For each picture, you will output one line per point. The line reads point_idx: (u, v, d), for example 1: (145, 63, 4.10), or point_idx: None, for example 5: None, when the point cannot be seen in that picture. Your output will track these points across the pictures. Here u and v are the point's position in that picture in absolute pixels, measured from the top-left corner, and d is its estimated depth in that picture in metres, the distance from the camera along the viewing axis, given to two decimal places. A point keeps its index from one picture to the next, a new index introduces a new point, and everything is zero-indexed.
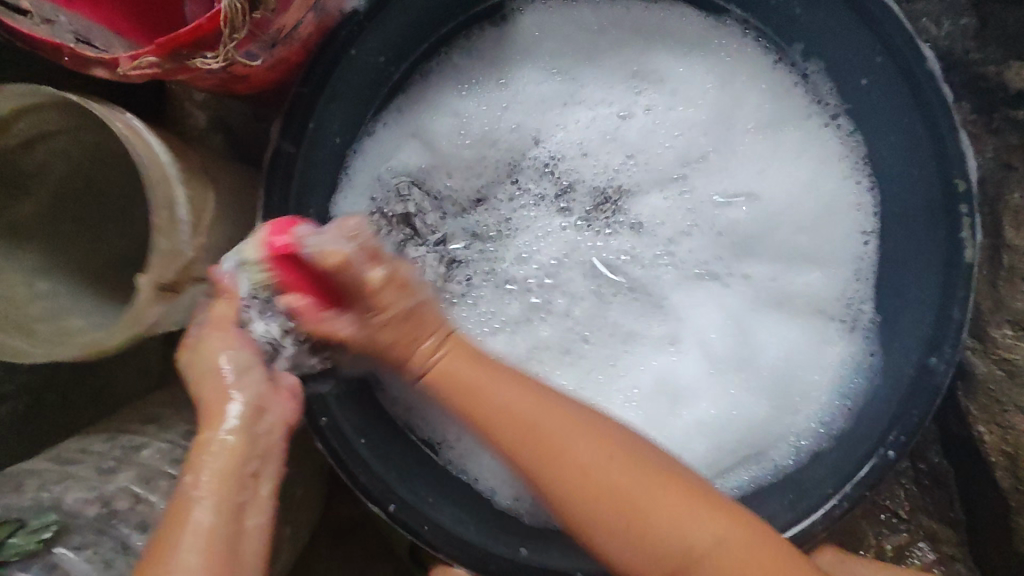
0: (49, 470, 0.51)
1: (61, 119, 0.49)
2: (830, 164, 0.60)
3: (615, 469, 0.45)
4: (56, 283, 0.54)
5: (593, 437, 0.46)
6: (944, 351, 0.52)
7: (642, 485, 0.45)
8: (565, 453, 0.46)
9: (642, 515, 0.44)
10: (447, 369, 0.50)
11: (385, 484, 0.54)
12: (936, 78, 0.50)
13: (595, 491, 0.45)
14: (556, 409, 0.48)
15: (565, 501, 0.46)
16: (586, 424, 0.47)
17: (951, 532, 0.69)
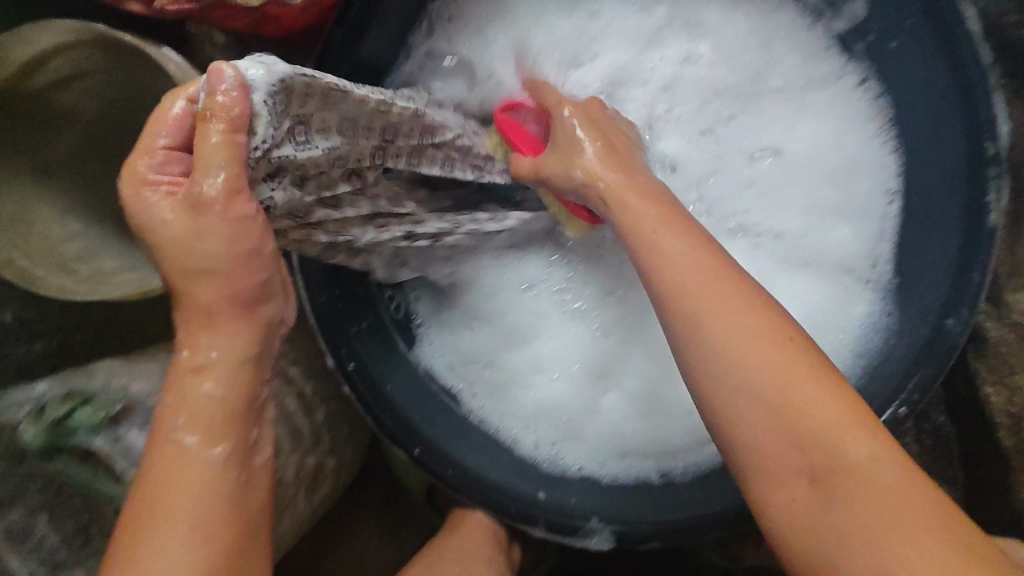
0: (118, 364, 0.56)
1: (99, 57, 0.47)
2: (858, 126, 0.61)
3: (795, 376, 0.36)
4: (89, 224, 0.54)
5: (766, 342, 0.37)
6: (962, 313, 0.53)
7: (813, 394, 0.36)
8: (746, 362, 0.37)
9: (797, 413, 0.36)
10: (665, 255, 0.40)
11: (410, 428, 0.56)
12: (975, 38, 0.50)
13: (768, 403, 0.36)
14: (755, 322, 0.38)
15: (727, 397, 0.37)
16: (743, 313, 0.38)
17: (949, 491, 0.71)
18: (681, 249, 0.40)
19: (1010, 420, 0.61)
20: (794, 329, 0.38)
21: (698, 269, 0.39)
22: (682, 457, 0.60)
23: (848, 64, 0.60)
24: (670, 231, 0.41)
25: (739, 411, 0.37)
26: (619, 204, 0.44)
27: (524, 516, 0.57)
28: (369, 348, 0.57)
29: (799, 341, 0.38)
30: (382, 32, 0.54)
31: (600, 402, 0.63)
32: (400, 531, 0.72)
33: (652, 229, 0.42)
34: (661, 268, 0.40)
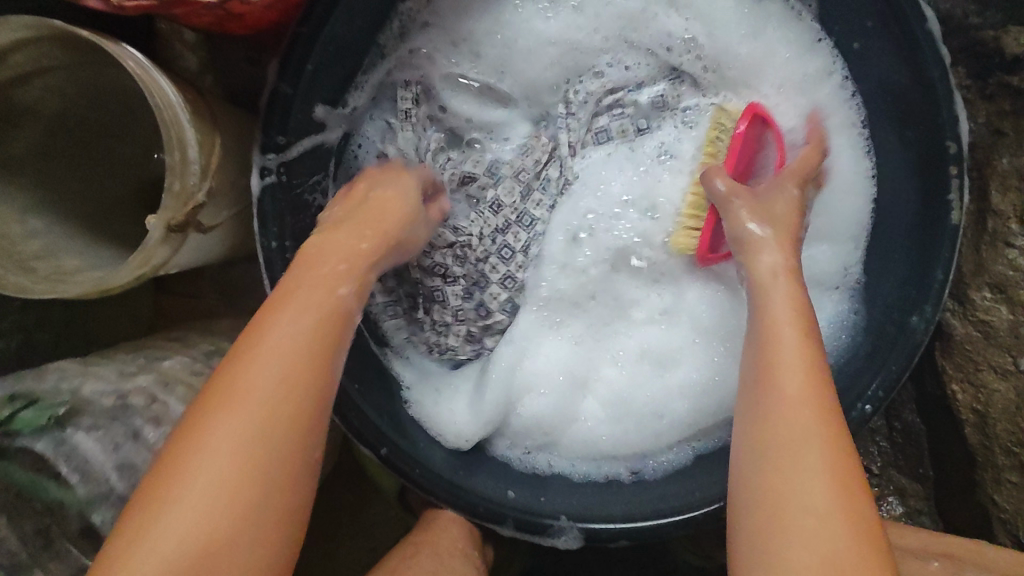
0: (72, 367, 0.53)
1: (64, 55, 0.47)
2: (837, 127, 0.59)
3: (816, 503, 0.37)
4: (51, 223, 0.53)
5: (825, 444, 0.39)
6: (926, 310, 0.54)
7: (828, 517, 0.36)
8: (786, 470, 0.39)
9: (777, 507, 0.38)
10: (780, 344, 0.44)
11: (378, 430, 0.56)
12: (935, 37, 0.50)
13: (778, 509, 0.38)
14: (811, 444, 0.39)
15: (747, 487, 0.40)
16: (810, 430, 0.40)
17: (919, 487, 0.72)
18: (785, 299, 0.47)
19: (975, 417, 0.62)
20: (853, 466, 0.39)
21: (795, 359, 0.43)
22: (653, 459, 0.61)
23: (832, 64, 0.57)
24: (784, 276, 0.49)
25: (761, 474, 0.40)
26: (769, 281, 0.49)
27: (495, 516, 0.57)
28: None
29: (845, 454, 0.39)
30: (347, 30, 0.54)
31: (580, 409, 0.63)
32: (373, 533, 0.72)
33: (782, 321, 0.45)
34: (775, 344, 0.44)
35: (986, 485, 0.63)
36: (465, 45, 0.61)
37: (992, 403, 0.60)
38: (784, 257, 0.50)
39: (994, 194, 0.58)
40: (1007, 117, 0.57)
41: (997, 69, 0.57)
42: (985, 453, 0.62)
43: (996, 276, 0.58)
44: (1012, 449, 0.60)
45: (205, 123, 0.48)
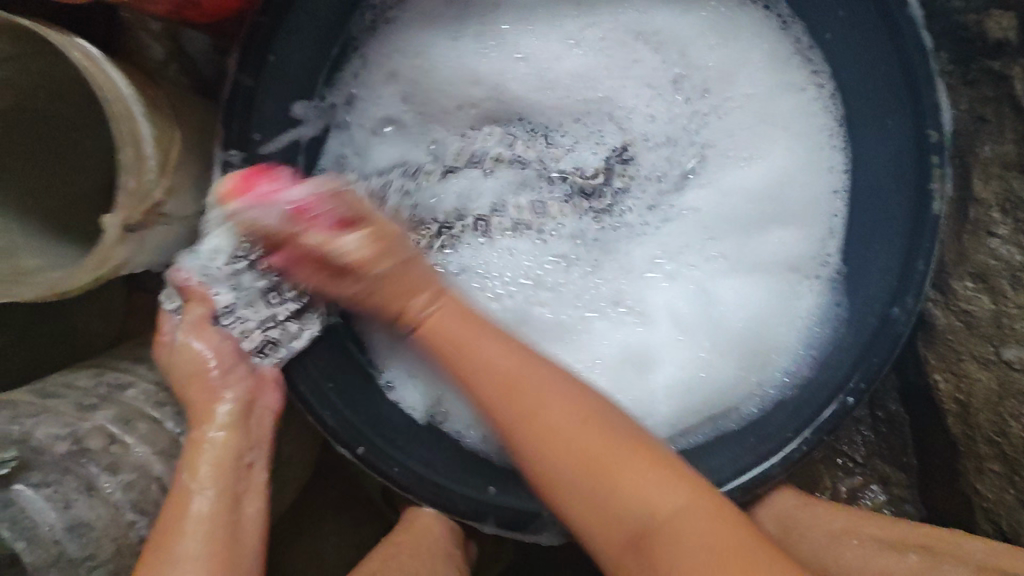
0: (24, 403, 0.49)
1: (13, 46, 0.45)
2: (813, 131, 0.59)
3: (597, 494, 0.42)
4: (8, 221, 0.52)
5: (578, 421, 0.44)
6: (907, 301, 0.53)
7: (597, 445, 0.43)
8: (616, 476, 0.41)
9: (620, 491, 0.41)
10: (429, 318, 0.52)
11: (355, 428, 0.55)
12: (917, 25, 0.49)
13: (598, 519, 0.42)
14: (552, 423, 0.44)
15: (571, 516, 0.43)
16: (507, 372, 0.47)
17: (903, 475, 0.72)
18: (499, 352, 0.48)
19: (957, 407, 0.62)
20: (600, 411, 0.45)
21: (496, 373, 0.47)
22: None
23: (812, 74, 0.58)
24: (497, 341, 0.49)
25: (580, 496, 0.42)
26: (435, 328, 0.52)
27: (473, 514, 0.56)
28: (314, 347, 0.56)
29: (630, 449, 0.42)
30: (314, 17, 0.52)
31: None
32: (354, 531, 0.71)
33: (461, 343, 0.50)
34: (468, 353, 0.49)
35: (969, 473, 0.63)
36: (424, 55, 0.60)
37: (973, 394, 0.60)
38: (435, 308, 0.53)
39: (976, 181, 0.58)
40: (989, 103, 0.56)
41: (979, 54, 0.56)
42: (967, 442, 0.62)
43: (979, 264, 0.58)
44: (992, 439, 0.59)
45: (164, 117, 0.47)
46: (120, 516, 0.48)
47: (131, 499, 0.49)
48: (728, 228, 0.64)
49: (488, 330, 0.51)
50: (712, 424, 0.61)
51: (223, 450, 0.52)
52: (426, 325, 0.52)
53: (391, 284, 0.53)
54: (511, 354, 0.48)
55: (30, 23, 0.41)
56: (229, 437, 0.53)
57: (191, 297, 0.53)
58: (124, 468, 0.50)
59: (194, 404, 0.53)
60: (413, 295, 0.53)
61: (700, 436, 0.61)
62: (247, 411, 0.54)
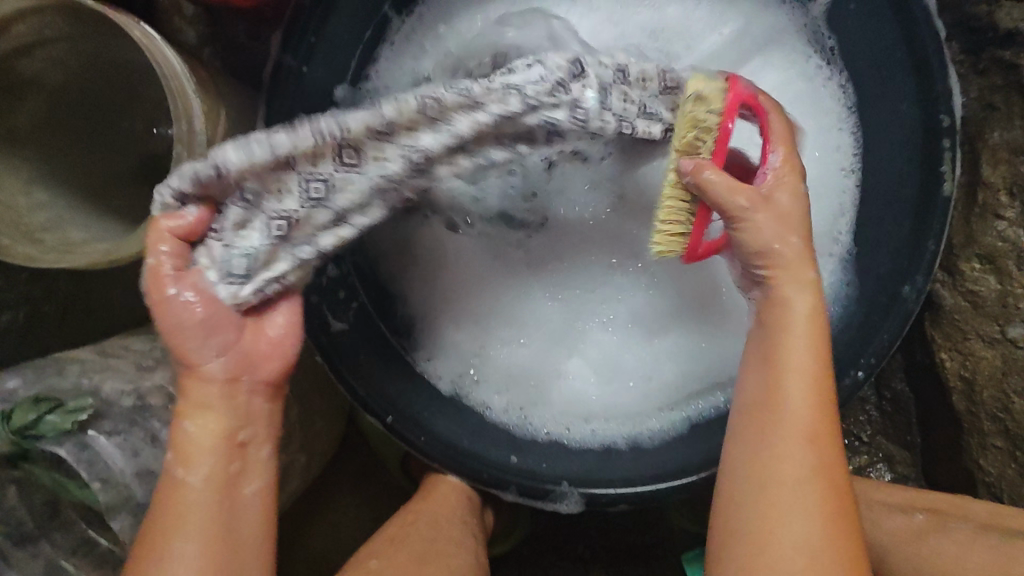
0: (91, 360, 0.54)
1: (66, 25, 0.47)
2: (830, 109, 0.60)
3: (788, 466, 0.44)
4: (57, 196, 0.53)
5: (831, 488, 0.43)
6: (917, 280, 0.56)
7: (795, 490, 0.43)
8: (777, 463, 0.44)
9: (777, 517, 0.43)
10: (790, 312, 0.47)
11: (385, 398, 0.57)
12: (931, 13, 0.51)
13: (762, 481, 0.44)
14: (820, 442, 0.44)
15: (741, 467, 0.46)
16: (820, 425, 0.45)
17: (907, 454, 0.74)
18: (807, 387, 0.45)
19: (962, 384, 0.64)
20: (832, 442, 0.45)
21: (796, 404, 0.45)
22: (648, 428, 0.61)
23: (817, 54, 0.59)
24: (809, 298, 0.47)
25: (763, 445, 0.45)
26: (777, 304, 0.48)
27: (499, 479, 0.58)
28: (354, 318, 0.58)
29: (826, 451, 0.44)
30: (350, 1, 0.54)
31: (565, 366, 0.64)
32: (376, 502, 0.73)
33: (784, 363, 0.46)
34: (778, 378, 0.46)
35: (972, 449, 0.65)
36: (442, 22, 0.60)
37: (978, 371, 0.62)
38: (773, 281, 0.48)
39: (984, 167, 0.60)
40: (998, 91, 0.58)
41: (989, 44, 0.58)
42: (971, 419, 0.64)
43: (985, 247, 0.60)
44: (997, 414, 0.62)
45: (210, 96, 0.49)
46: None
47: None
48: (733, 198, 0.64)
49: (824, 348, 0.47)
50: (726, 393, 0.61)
51: (212, 430, 0.45)
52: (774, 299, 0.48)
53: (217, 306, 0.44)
54: (825, 383, 0.46)
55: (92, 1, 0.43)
56: (221, 415, 0.46)
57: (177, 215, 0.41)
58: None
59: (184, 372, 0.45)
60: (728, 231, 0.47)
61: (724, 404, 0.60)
62: (231, 384, 0.46)
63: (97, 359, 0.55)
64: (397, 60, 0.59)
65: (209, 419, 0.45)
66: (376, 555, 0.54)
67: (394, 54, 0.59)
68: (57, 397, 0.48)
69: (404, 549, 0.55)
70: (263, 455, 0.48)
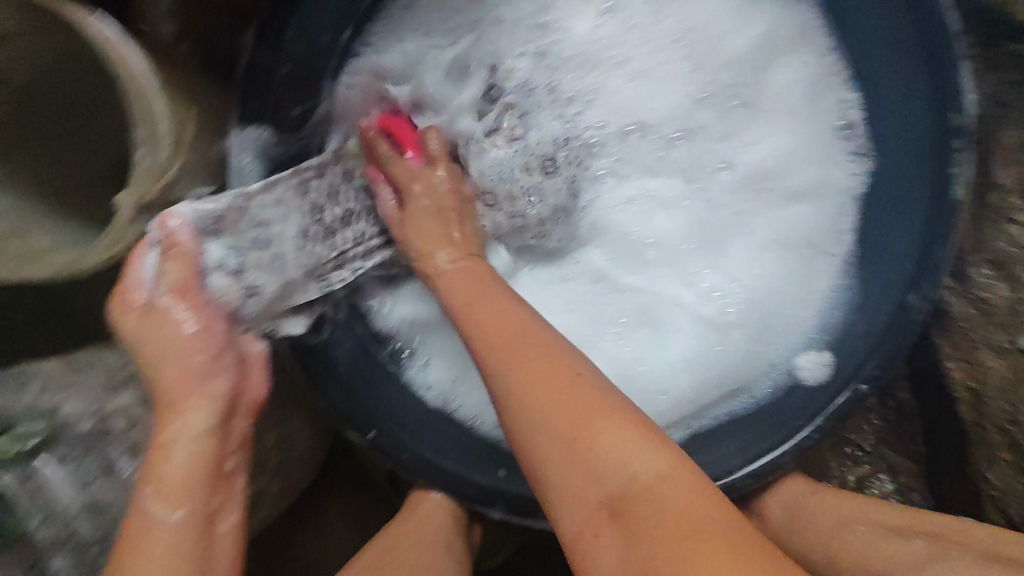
0: None
1: (25, 22, 0.45)
2: (829, 112, 0.58)
3: (564, 396, 0.40)
4: (18, 203, 0.52)
5: (638, 432, 0.38)
6: (923, 288, 0.52)
7: (579, 407, 0.39)
8: (514, 357, 0.43)
9: (589, 442, 0.38)
10: (488, 313, 0.47)
11: (366, 411, 0.55)
12: (943, 3, 0.47)
13: (569, 426, 0.39)
14: (560, 362, 0.42)
15: (510, 400, 0.41)
16: (519, 337, 0.44)
17: (911, 464, 0.72)
18: (505, 312, 0.46)
19: (970, 395, 0.61)
20: (604, 385, 0.41)
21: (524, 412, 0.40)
22: None
23: (817, 51, 0.58)
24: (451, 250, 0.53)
25: (523, 375, 0.41)
26: (454, 279, 0.51)
27: (485, 495, 0.55)
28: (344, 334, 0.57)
29: (564, 382, 0.41)
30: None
31: None
32: (366, 512, 0.71)
33: (490, 354, 0.44)
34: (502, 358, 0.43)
35: (978, 461, 0.63)
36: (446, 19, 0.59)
37: (986, 382, 0.60)
38: (459, 263, 0.52)
39: (996, 168, 0.57)
40: (1012, 87, 0.55)
41: (1003, 37, 0.54)
42: (978, 430, 0.62)
43: (996, 253, 0.57)
44: (1004, 427, 0.59)
45: (179, 97, 0.47)
46: None
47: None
48: (735, 187, 0.64)
49: (524, 327, 0.45)
50: (728, 403, 0.60)
51: (193, 455, 0.47)
52: (451, 272, 0.52)
53: (178, 360, 0.48)
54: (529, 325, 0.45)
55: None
56: (207, 445, 0.48)
57: (175, 252, 0.47)
58: (147, 445, 0.50)
59: (167, 395, 0.48)
60: (449, 230, 0.54)
61: (715, 416, 0.60)
62: (229, 412, 0.50)
63: None
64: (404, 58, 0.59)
65: (193, 416, 0.48)
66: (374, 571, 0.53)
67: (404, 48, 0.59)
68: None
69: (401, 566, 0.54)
70: (238, 488, 0.50)
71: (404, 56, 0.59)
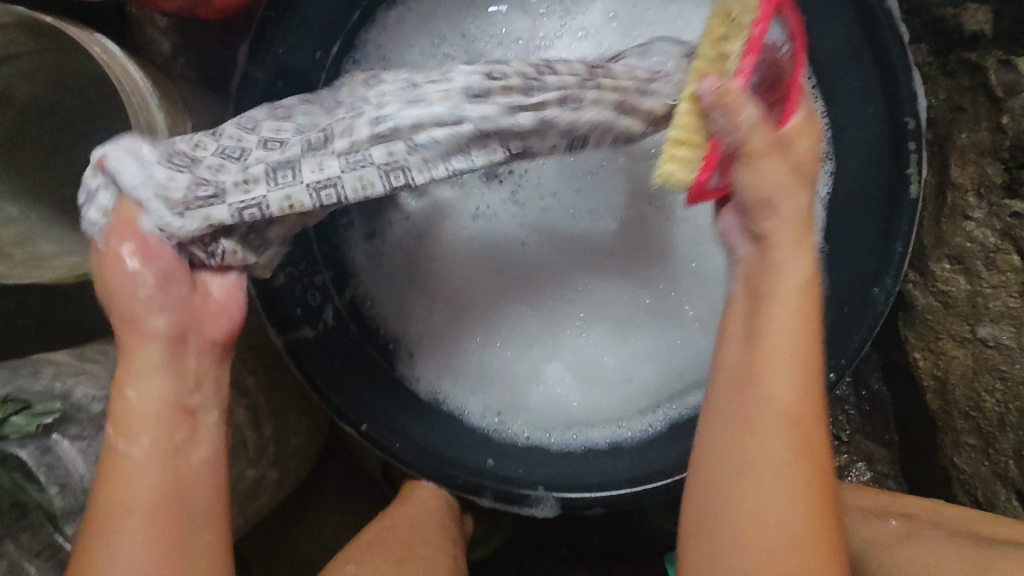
0: (67, 364, 0.53)
1: (31, 41, 0.48)
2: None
3: (770, 428, 0.40)
4: (27, 209, 0.54)
5: (801, 502, 0.39)
6: (886, 282, 0.56)
7: (780, 450, 0.40)
8: (759, 355, 0.42)
9: (752, 478, 0.40)
10: (777, 275, 0.43)
11: (360, 405, 0.57)
12: (893, 17, 0.52)
13: (743, 428, 0.41)
14: (791, 392, 0.41)
15: (729, 398, 0.42)
16: (797, 352, 0.42)
17: (885, 452, 0.74)
18: (794, 299, 0.42)
19: (935, 383, 0.65)
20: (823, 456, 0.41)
21: (739, 364, 0.43)
22: (628, 427, 0.62)
23: None
24: (792, 193, 0.43)
25: (759, 380, 0.41)
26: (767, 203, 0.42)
27: (473, 484, 0.58)
28: (322, 339, 0.57)
29: (802, 415, 0.41)
30: (321, 12, 0.55)
31: (545, 377, 0.64)
32: (357, 507, 0.73)
33: (778, 262, 0.43)
34: (769, 318, 0.42)
35: (946, 447, 0.66)
36: (430, 29, 0.61)
37: (950, 370, 0.63)
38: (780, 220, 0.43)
39: (953, 168, 0.60)
40: (964, 92, 0.58)
41: (956, 45, 0.58)
42: (945, 417, 0.65)
43: (955, 247, 0.61)
44: (969, 413, 0.62)
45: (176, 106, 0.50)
46: None
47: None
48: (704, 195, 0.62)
49: (804, 327, 0.42)
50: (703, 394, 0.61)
51: (153, 394, 0.44)
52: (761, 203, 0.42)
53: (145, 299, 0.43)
54: (812, 290, 0.43)
55: (53, 20, 0.44)
56: (172, 381, 0.44)
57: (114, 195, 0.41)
58: None
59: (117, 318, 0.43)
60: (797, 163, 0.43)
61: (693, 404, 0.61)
62: (175, 348, 0.44)
63: (72, 361, 0.54)
64: (387, 53, 0.60)
65: (137, 350, 0.43)
66: (352, 560, 0.55)
67: (394, 49, 0.61)
68: (26, 399, 0.47)
69: (381, 555, 0.55)
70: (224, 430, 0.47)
71: (386, 58, 0.60)
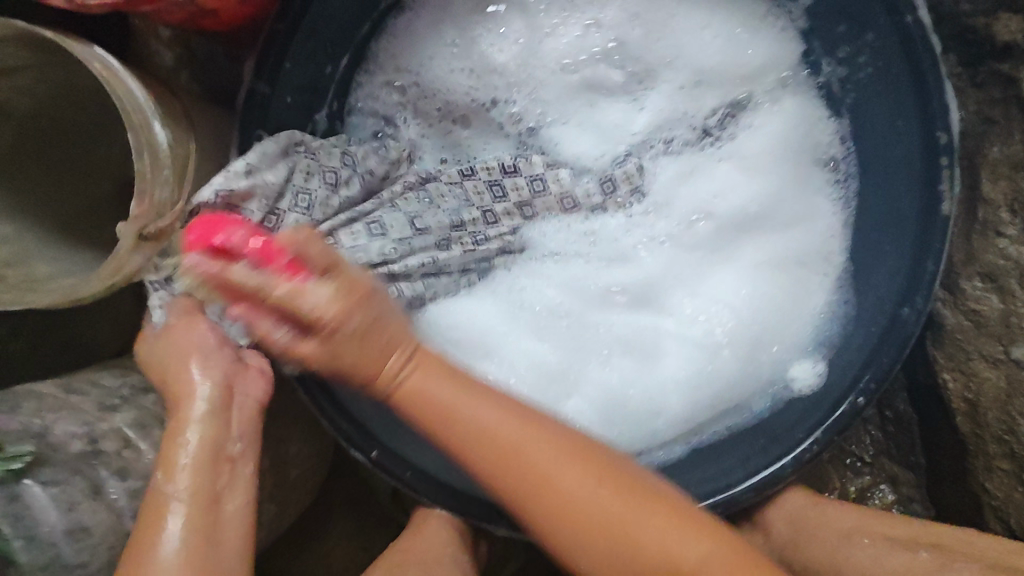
0: (49, 397, 0.52)
1: (29, 55, 0.46)
2: (808, 153, 0.60)
3: (568, 492, 0.41)
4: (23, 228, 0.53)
5: (660, 517, 0.41)
6: (917, 301, 0.53)
7: (601, 511, 0.41)
8: (520, 454, 0.41)
9: (617, 533, 0.40)
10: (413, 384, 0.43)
11: (369, 431, 0.55)
12: (926, 28, 0.49)
13: (558, 514, 0.41)
14: (550, 442, 0.42)
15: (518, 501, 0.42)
16: (520, 432, 0.42)
17: (911, 475, 0.72)
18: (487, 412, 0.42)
19: (966, 406, 0.62)
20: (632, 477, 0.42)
21: (486, 432, 0.42)
22: (649, 454, 0.60)
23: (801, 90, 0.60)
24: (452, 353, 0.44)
25: (529, 472, 0.41)
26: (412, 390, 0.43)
27: (490, 510, 0.56)
28: None
29: (573, 462, 0.42)
30: (329, 26, 0.53)
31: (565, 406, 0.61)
32: (364, 532, 0.71)
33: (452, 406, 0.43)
34: (467, 406, 0.42)
35: (976, 472, 0.63)
36: (444, 45, 0.59)
37: (982, 393, 0.61)
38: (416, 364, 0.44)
39: (985, 183, 0.58)
40: (997, 104, 0.56)
41: (987, 57, 0.56)
42: (976, 441, 0.62)
43: (987, 265, 0.58)
44: (1002, 437, 0.60)
45: (178, 123, 0.48)
46: (119, 523, 0.49)
47: (134, 506, 0.50)
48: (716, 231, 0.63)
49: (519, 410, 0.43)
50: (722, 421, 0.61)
51: (206, 437, 0.47)
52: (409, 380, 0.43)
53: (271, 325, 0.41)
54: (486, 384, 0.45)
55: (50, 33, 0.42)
56: (211, 427, 0.47)
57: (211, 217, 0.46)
58: (131, 476, 0.50)
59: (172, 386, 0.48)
60: None
61: (715, 432, 0.61)
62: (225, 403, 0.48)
63: (58, 395, 0.53)
64: (402, 67, 0.59)
65: (197, 406, 0.47)
66: None
67: (410, 68, 0.59)
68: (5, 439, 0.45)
69: None
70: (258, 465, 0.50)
71: (397, 77, 0.60)
